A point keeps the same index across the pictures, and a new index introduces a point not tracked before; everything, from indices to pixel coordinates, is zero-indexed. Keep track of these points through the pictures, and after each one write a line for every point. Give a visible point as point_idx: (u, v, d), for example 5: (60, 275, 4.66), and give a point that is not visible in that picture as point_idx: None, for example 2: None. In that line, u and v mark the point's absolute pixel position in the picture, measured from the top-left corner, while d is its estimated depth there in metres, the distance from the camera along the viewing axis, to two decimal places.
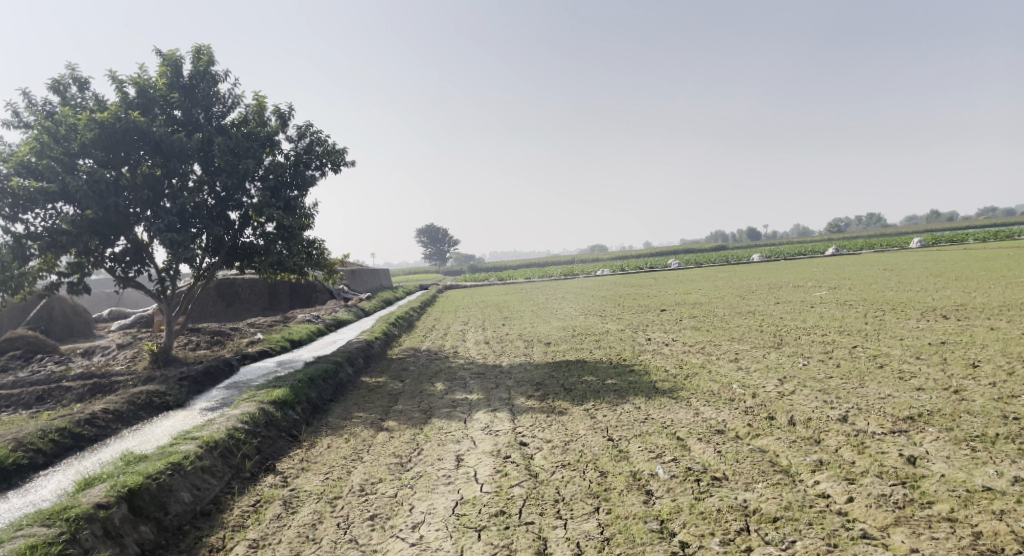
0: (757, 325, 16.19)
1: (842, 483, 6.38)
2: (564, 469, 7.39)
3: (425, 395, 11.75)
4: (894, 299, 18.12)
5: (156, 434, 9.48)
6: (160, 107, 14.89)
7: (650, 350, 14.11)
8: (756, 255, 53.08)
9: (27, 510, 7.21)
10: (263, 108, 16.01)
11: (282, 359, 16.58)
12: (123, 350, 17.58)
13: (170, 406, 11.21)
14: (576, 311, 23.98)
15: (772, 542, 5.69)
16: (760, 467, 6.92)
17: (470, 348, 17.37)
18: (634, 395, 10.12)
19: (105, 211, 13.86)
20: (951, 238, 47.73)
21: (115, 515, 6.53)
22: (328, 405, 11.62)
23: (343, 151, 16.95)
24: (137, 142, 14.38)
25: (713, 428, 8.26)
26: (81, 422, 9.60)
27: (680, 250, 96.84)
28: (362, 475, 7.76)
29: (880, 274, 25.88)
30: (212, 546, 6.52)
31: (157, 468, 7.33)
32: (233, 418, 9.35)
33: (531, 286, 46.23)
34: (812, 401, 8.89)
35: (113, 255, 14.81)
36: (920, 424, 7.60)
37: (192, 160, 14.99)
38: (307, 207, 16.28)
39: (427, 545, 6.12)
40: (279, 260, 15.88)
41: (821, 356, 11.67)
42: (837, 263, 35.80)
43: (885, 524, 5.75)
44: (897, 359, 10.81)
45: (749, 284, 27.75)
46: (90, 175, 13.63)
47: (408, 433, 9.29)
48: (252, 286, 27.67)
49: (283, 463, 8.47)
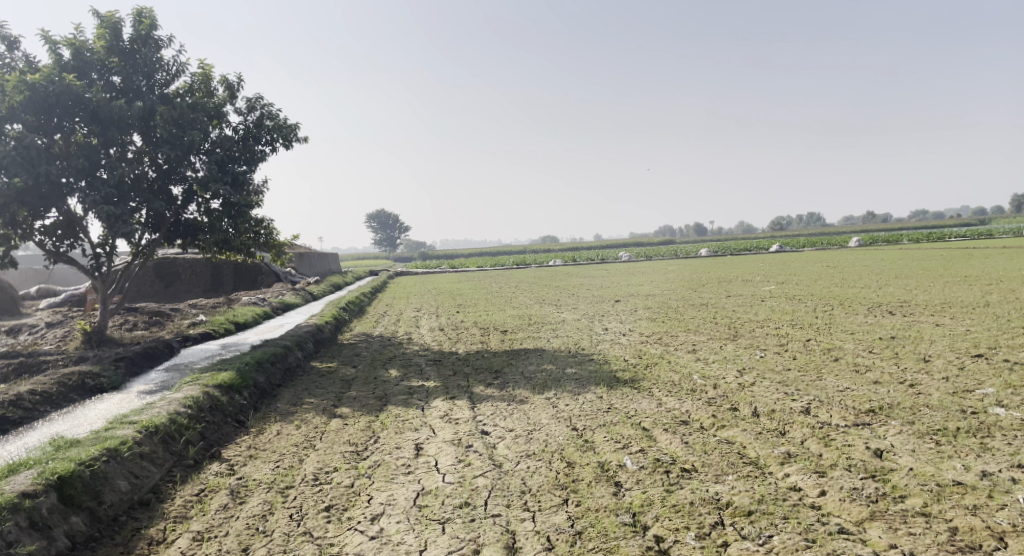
0: (711, 317, 16.32)
1: (813, 477, 6.37)
2: (529, 459, 7.15)
3: (380, 381, 11.32)
4: (840, 295, 18.62)
5: (89, 418, 8.79)
6: (98, 72, 13.87)
7: (608, 340, 14.02)
8: (704, 249, 54.18)
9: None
10: (210, 78, 15.14)
11: (225, 343, 15.70)
12: (52, 329, 16.40)
13: (105, 388, 10.45)
14: (531, 300, 23.82)
15: (749, 536, 5.58)
16: (729, 458, 6.84)
17: (425, 335, 16.95)
18: (596, 384, 9.98)
19: (35, 180, 12.80)
20: (887, 238, 49.62)
21: (43, 504, 5.91)
22: (276, 390, 11.05)
23: (296, 127, 16.19)
24: (72, 107, 13.33)
25: (678, 418, 8.16)
26: (4, 404, 8.82)
27: (630, 243, 98.30)
28: (316, 464, 7.34)
29: (824, 270, 26.66)
30: (152, 538, 5.98)
31: (91, 454, 6.72)
32: (174, 402, 8.74)
33: (483, 274, 45.89)
34: (773, 392, 8.91)
35: (43, 228, 13.75)
36: (882, 417, 7.69)
37: (132, 130, 14.01)
38: (255, 183, 15.47)
39: (388, 539, 5.76)
40: (224, 239, 15.04)
41: (777, 348, 11.79)
42: (782, 259, 36.82)
43: (861, 519, 5.73)
44: (851, 353, 10.99)
45: (700, 277, 28.13)
46: (19, 140, 12.55)
47: (364, 420, 8.88)
48: (193, 266, 26.43)
49: (230, 450, 7.95)
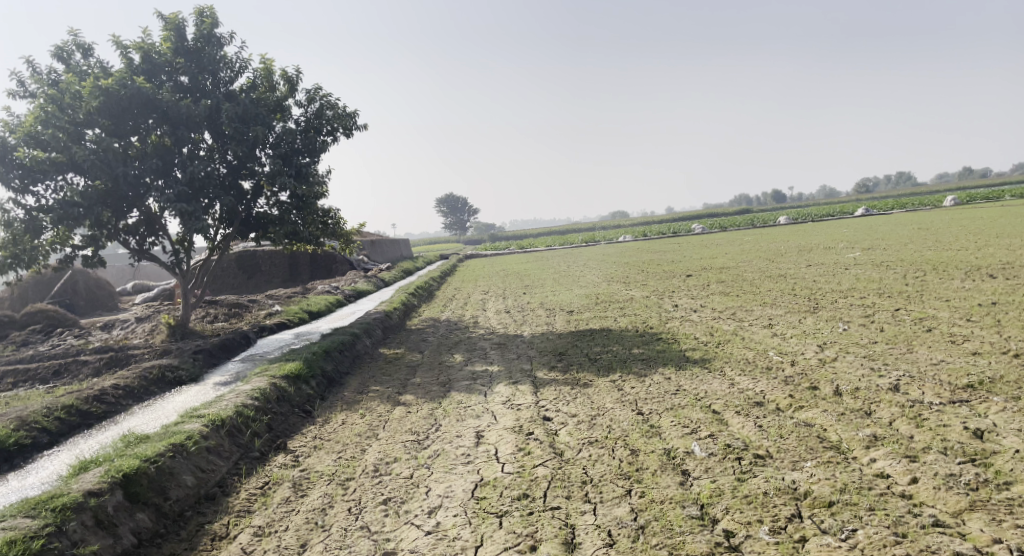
0: (789, 289, 15.33)
1: (902, 462, 5.78)
2: (591, 447, 6.85)
3: (445, 367, 11.29)
4: (933, 259, 17.14)
5: (167, 411, 9.14)
6: (166, 74, 14.35)
7: (677, 317, 13.41)
8: (781, 218, 51.64)
9: (14, 498, 6.80)
10: (271, 72, 15.41)
11: (299, 332, 16.15)
12: (142, 323, 17.37)
13: (184, 381, 10.88)
14: (598, 279, 23.29)
15: (830, 531, 5.10)
16: (807, 443, 6.31)
17: (491, 318, 16.85)
18: (664, 365, 9.54)
19: (115, 182, 13.39)
20: (986, 194, 45.65)
21: (108, 502, 6.11)
22: (344, 378, 11.20)
23: (355, 116, 16.30)
24: (144, 109, 13.84)
25: (751, 399, 7.65)
26: (89, 400, 9.30)
27: (702, 215, 95.12)
28: (377, 454, 7.31)
29: (916, 233, 24.70)
30: (215, 534, 6.11)
31: (157, 450, 6.94)
32: (242, 394, 8.96)
33: (552, 254, 45.45)
34: (858, 368, 8.22)
35: (126, 228, 14.43)
36: (982, 393, 6.94)
37: (201, 128, 14.44)
38: (320, 174, 15.69)
39: (444, 534, 5.63)
40: (293, 230, 15.35)
41: (862, 320, 10.91)
42: (867, 223, 34.46)
43: (959, 509, 5.14)
44: (946, 322, 10.02)
45: (778, 247, 26.67)
46: (98, 144, 13.14)
47: (426, 407, 8.83)
48: (272, 257, 27.35)
49: (295, 441, 8.07)
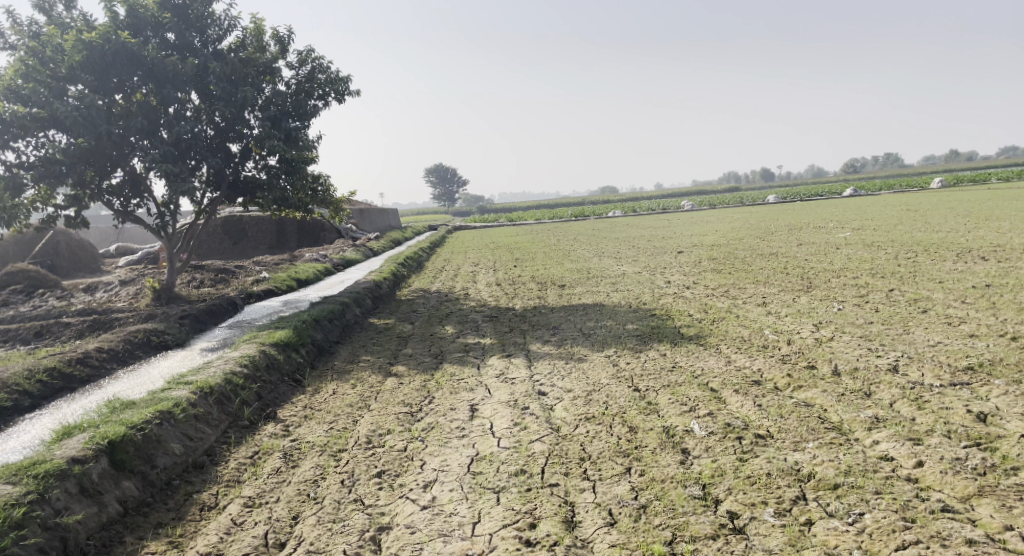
0: (782, 268, 15.25)
1: (907, 445, 5.72)
2: (588, 423, 6.74)
3: (436, 338, 11.11)
4: (925, 240, 17.08)
5: (152, 377, 8.91)
6: (152, 29, 13.77)
7: (670, 294, 13.31)
8: (770, 196, 51.56)
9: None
10: (261, 31, 14.86)
11: (287, 299, 15.88)
12: (126, 287, 16.98)
13: (169, 346, 10.63)
14: (588, 253, 23.09)
15: (836, 514, 5.03)
16: (809, 424, 6.23)
17: (482, 290, 16.65)
18: (659, 341, 9.42)
19: (98, 140, 12.89)
20: (975, 177, 45.70)
21: (93, 470, 5.92)
22: (334, 348, 11.01)
23: (348, 80, 15.82)
24: (129, 66, 13.28)
25: (749, 378, 7.55)
26: (72, 363, 9.06)
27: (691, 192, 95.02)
28: (369, 425, 7.16)
29: (906, 214, 24.70)
30: (204, 504, 5.95)
31: (144, 417, 6.74)
32: (230, 362, 8.74)
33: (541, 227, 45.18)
34: (855, 348, 8.15)
35: (110, 189, 13.96)
36: (982, 376, 6.88)
37: (188, 87, 13.92)
38: (310, 139, 15.27)
39: (440, 509, 5.51)
40: (282, 196, 14.95)
41: (856, 300, 10.85)
42: (857, 203, 34.40)
43: (967, 495, 5.09)
44: (941, 303, 9.98)
45: (768, 225, 26.55)
46: (80, 100, 12.60)
47: (418, 379, 8.67)
48: (259, 223, 26.85)
49: (286, 410, 7.89)
